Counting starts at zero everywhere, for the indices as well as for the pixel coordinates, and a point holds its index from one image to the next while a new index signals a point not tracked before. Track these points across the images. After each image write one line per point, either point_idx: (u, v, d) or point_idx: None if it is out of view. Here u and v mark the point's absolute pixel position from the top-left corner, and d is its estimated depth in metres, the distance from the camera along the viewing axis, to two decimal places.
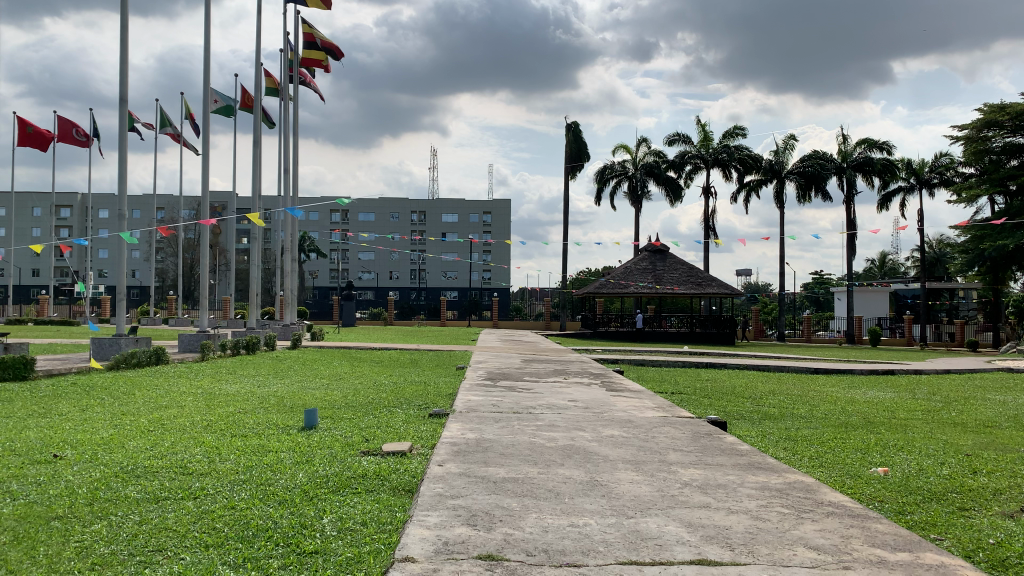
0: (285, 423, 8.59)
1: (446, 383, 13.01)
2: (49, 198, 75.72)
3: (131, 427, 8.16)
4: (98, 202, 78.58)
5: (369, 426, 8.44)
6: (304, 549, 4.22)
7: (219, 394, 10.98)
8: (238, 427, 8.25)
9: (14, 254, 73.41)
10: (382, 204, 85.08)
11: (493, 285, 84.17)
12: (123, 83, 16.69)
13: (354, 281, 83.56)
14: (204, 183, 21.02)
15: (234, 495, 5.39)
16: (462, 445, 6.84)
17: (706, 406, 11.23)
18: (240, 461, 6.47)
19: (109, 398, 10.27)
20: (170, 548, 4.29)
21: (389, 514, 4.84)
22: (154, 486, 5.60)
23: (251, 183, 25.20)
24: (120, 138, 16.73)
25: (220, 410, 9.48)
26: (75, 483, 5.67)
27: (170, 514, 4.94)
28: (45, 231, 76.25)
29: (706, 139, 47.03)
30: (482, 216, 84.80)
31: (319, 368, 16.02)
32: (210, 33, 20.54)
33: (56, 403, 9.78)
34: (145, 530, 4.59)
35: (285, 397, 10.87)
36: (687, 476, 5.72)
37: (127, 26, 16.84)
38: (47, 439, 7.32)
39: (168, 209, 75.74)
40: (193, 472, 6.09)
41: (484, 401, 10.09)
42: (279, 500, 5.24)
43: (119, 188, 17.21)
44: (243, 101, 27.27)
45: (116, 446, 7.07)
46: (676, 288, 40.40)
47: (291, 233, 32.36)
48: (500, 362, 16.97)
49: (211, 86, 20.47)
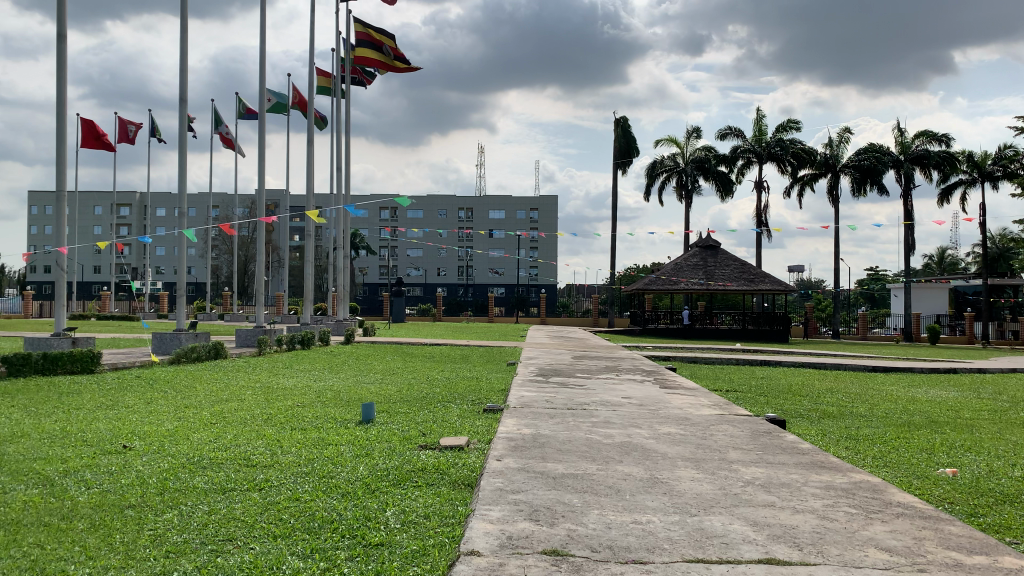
0: (343, 416, 8.73)
1: (498, 379, 13.03)
2: (110, 197, 78.42)
3: (195, 420, 8.36)
4: (156, 201, 80.86)
5: (427, 420, 8.52)
6: (370, 541, 4.28)
7: (277, 388, 11.21)
8: (298, 420, 8.41)
9: (77, 252, 76.13)
10: (431, 201, 85.89)
11: (541, 281, 84.13)
12: (183, 84, 17.10)
13: (403, 277, 84.63)
14: (260, 180, 21.37)
15: (297, 486, 5.49)
16: (518, 440, 6.85)
17: (762, 404, 11.04)
18: (302, 453, 6.58)
19: (172, 391, 10.54)
20: (239, 537, 4.40)
21: (451, 508, 4.87)
22: (221, 477, 5.74)
23: (305, 180, 25.54)
24: (180, 136, 17.12)
25: (279, 403, 9.69)
26: (146, 473, 5.85)
27: (237, 504, 5.06)
28: (106, 230, 78.78)
29: (760, 133, 46.17)
30: (529, 213, 84.76)
31: (373, 362, 16.25)
32: (265, 34, 20.90)
33: (123, 395, 10.07)
34: (214, 520, 4.70)
35: (341, 391, 11.06)
36: (749, 474, 5.63)
37: (186, 28, 17.24)
38: (116, 430, 7.56)
39: (223, 208, 77.54)
40: (257, 464, 6.21)
41: (538, 397, 10.10)
42: (342, 493, 5.32)
43: (180, 187, 17.62)
44: (296, 101, 27.64)
45: (181, 438, 7.25)
46: (728, 284, 39.77)
47: (342, 230, 32.73)
48: (552, 358, 16.97)
49: (266, 87, 20.79)
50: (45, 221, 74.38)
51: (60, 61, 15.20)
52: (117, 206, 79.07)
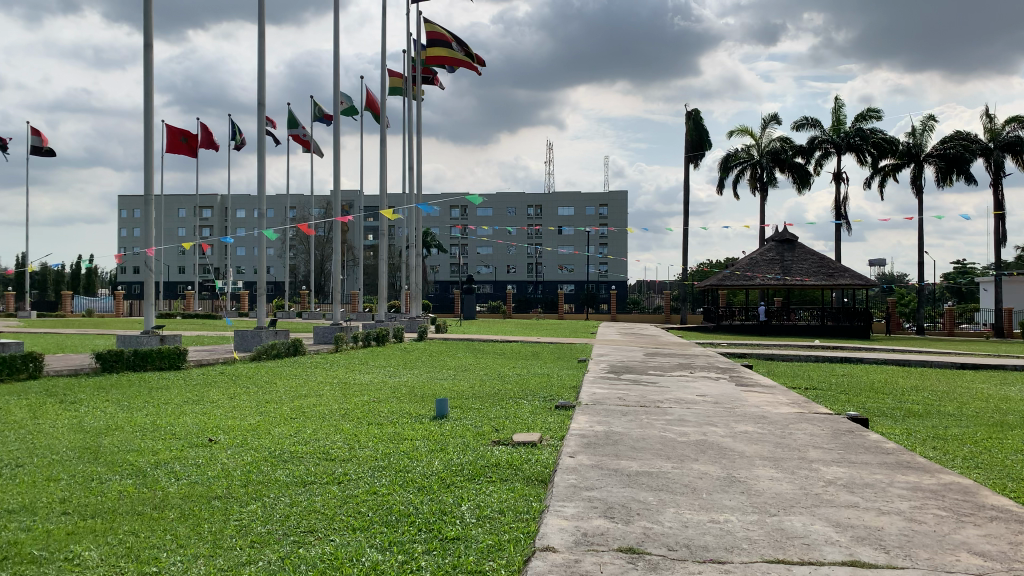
0: (417, 412, 8.86)
1: (569, 376, 13.02)
2: (193, 200, 81.46)
3: (276, 414, 8.62)
4: (237, 203, 83.62)
5: (500, 416, 8.57)
6: (447, 535, 4.33)
7: (353, 384, 11.46)
8: (374, 415, 8.57)
9: (163, 253, 79.37)
10: (500, 198, 86.32)
11: (611, 278, 83.56)
12: (261, 89, 17.61)
13: (473, 275, 85.35)
14: (335, 181, 21.86)
15: (375, 480, 5.60)
16: (591, 437, 6.82)
17: (842, 402, 10.73)
18: (378, 448, 6.71)
19: (254, 387, 10.90)
20: (320, 529, 4.51)
21: (526, 504, 4.88)
22: (301, 471, 5.90)
23: (378, 180, 25.99)
24: (259, 140, 17.65)
25: (356, 399, 9.90)
26: (231, 466, 6.06)
27: (317, 497, 5.19)
28: (190, 231, 81.89)
29: (838, 123, 44.77)
30: (599, 209, 84.22)
31: (446, 359, 16.43)
32: (339, 38, 21.35)
33: (208, 390, 10.46)
34: (296, 512, 4.84)
35: (415, 387, 11.23)
36: (830, 474, 5.48)
37: (264, 35, 17.76)
38: (203, 424, 7.86)
39: (299, 209, 79.62)
40: (335, 457, 6.37)
41: (610, 394, 10.04)
42: (418, 487, 5.40)
43: (259, 190, 18.17)
44: (369, 103, 28.17)
45: (263, 432, 7.48)
46: (805, 278, 38.68)
47: (414, 229, 33.20)
48: (624, 355, 16.83)
49: (340, 90, 21.23)
50: (134, 224, 77.79)
51: (146, 70, 15.87)
52: (199, 208, 82.07)
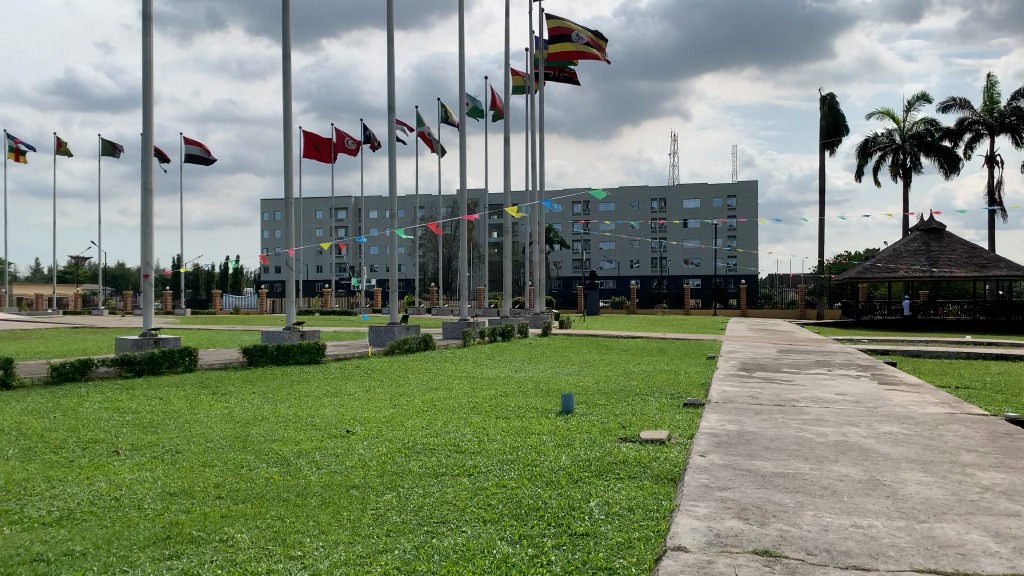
0: (543, 407, 8.93)
1: (698, 373, 12.73)
2: (328, 202, 85.32)
3: (408, 407, 8.92)
4: (368, 204, 86.92)
5: (626, 413, 8.50)
6: (576, 530, 4.34)
7: (481, 378, 11.69)
8: (501, 409, 8.70)
9: (302, 253, 83.60)
10: (624, 192, 85.48)
11: (740, 271, 81.00)
12: (391, 94, 18.22)
13: (597, 271, 85.01)
14: (461, 180, 22.30)
15: (503, 473, 5.68)
16: (723, 436, 6.64)
17: (999, 403, 9.93)
18: (506, 441, 6.81)
19: (387, 380, 11.34)
20: (452, 521, 4.63)
21: (655, 502, 4.81)
22: (433, 462, 6.08)
23: (503, 178, 26.31)
24: (390, 143, 18.26)
25: (483, 393, 10.08)
26: (368, 456, 6.32)
27: (449, 489, 5.32)
28: (327, 232, 85.81)
29: (991, 102, 41.50)
30: (726, 200, 81.74)
31: (572, 355, 16.45)
32: (463, 40, 21.74)
33: (345, 383, 10.96)
34: (429, 503, 4.98)
35: (541, 382, 11.33)
36: (988, 480, 5.09)
37: (393, 41, 18.35)
38: (341, 416, 8.25)
39: (427, 208, 81.82)
40: (465, 450, 6.51)
41: (741, 392, 9.76)
42: (546, 481, 5.44)
43: (390, 191, 18.81)
44: (493, 103, 28.56)
45: (397, 423, 7.77)
46: (954, 270, 36.12)
47: (538, 225, 33.38)
48: (756, 352, 16.28)
49: (465, 91, 21.64)
50: (275, 226, 82.34)
51: (286, 79, 16.71)
52: (334, 210, 85.87)
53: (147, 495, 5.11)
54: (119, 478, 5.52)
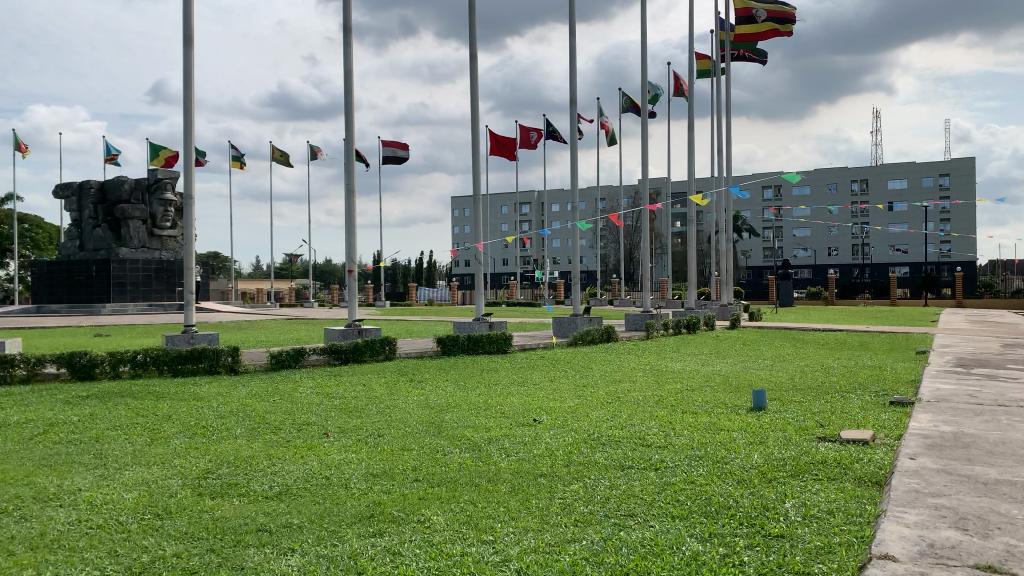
0: (733, 402, 8.62)
1: (906, 369, 11.74)
2: (513, 196, 87.30)
3: (593, 398, 8.95)
4: (552, 197, 87.98)
5: (823, 410, 8.03)
6: (770, 532, 4.16)
7: (667, 371, 11.48)
8: (688, 403, 8.51)
9: (489, 247, 86.19)
10: (819, 175, 80.56)
11: (955, 257, 73.80)
12: (574, 87, 18.30)
13: (790, 259, 80.83)
14: (645, 169, 21.99)
15: (692, 469, 5.56)
16: (936, 438, 6.09)
17: None
18: (694, 436, 6.65)
19: (573, 371, 11.44)
20: (639, 514, 4.59)
21: (858, 506, 4.51)
22: (619, 455, 6.06)
23: (688, 166, 25.64)
24: (573, 136, 18.35)
25: (670, 386, 9.91)
26: (554, 446, 6.42)
27: (635, 482, 5.29)
28: (512, 226, 87.87)
29: None
30: (938, 179, 74.67)
31: (763, 348, 15.77)
32: (645, 27, 21.38)
33: (531, 374, 11.18)
34: (616, 495, 4.98)
35: (730, 376, 10.94)
36: None
37: (575, 33, 18.39)
38: (528, 405, 8.42)
39: (610, 199, 81.55)
40: (651, 444, 6.43)
41: (957, 390, 8.90)
42: (738, 479, 5.25)
43: (573, 184, 18.93)
44: (677, 89, 27.88)
45: (582, 414, 7.82)
46: None
47: (726, 213, 32.24)
48: (974, 346, 14.78)
49: (648, 78, 21.30)
50: (464, 221, 85.42)
51: (472, 79, 17.25)
52: (519, 204, 87.72)
53: (352, 475, 5.50)
54: (329, 459, 5.98)
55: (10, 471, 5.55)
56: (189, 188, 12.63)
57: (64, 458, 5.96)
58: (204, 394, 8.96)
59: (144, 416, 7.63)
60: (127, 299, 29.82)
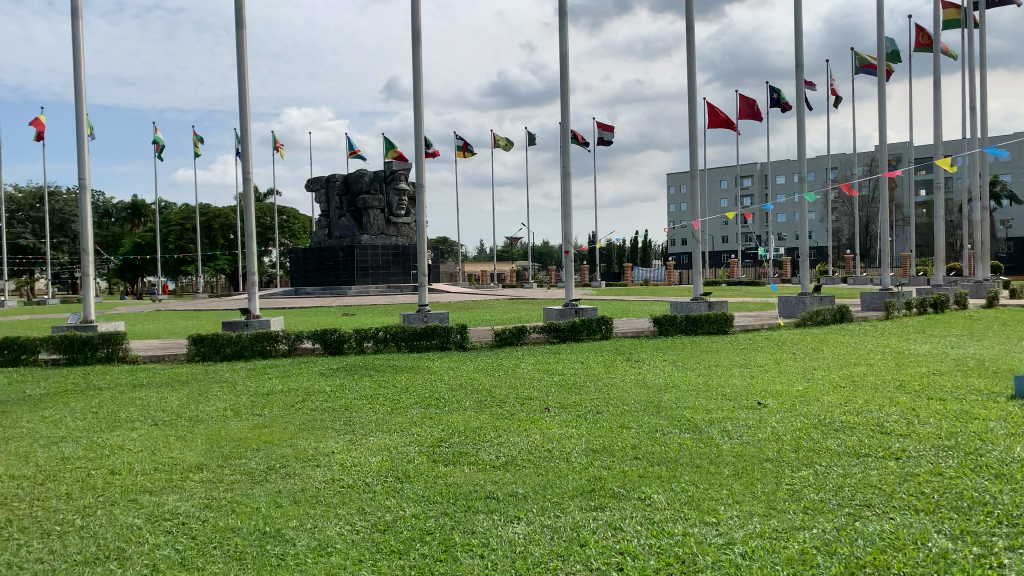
0: (989, 389, 7.72)
1: None
2: (733, 171, 83.85)
3: (823, 382, 8.42)
4: (776, 169, 83.39)
5: None
6: None
7: (909, 354, 10.53)
8: (934, 389, 7.75)
9: (708, 225, 83.55)
10: None
11: None
12: (800, 50, 17.17)
13: None
14: (881, 135, 20.20)
15: (940, 461, 5.07)
16: None
17: None
18: (942, 426, 6.05)
19: (800, 353, 10.83)
20: (878, 506, 4.28)
21: None
22: (853, 442, 5.67)
23: (933, 128, 23.19)
24: (799, 104, 17.25)
25: (912, 370, 9.08)
26: (780, 430, 6.14)
27: (873, 471, 4.93)
28: (732, 202, 84.51)
29: None
30: None
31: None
32: None
33: (755, 355, 10.74)
34: (851, 484, 4.67)
35: (986, 360, 9.80)
36: None
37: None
38: (751, 387, 8.11)
39: (841, 169, 75.79)
40: (891, 431, 5.95)
41: None
42: (995, 473, 4.72)
43: (800, 154, 17.83)
44: (919, 43, 25.27)
45: (812, 398, 7.39)
46: None
47: (980, 179, 28.81)
48: None
49: (886, 34, 19.47)
50: (681, 199, 83.33)
51: (689, 51, 16.72)
52: (739, 179, 84.08)
53: (573, 450, 5.62)
54: (550, 433, 6.16)
55: (276, 432, 6.31)
56: (420, 178, 13.29)
57: (318, 424, 6.65)
58: (437, 368, 9.60)
59: (384, 387, 8.32)
60: (369, 282, 32.34)
